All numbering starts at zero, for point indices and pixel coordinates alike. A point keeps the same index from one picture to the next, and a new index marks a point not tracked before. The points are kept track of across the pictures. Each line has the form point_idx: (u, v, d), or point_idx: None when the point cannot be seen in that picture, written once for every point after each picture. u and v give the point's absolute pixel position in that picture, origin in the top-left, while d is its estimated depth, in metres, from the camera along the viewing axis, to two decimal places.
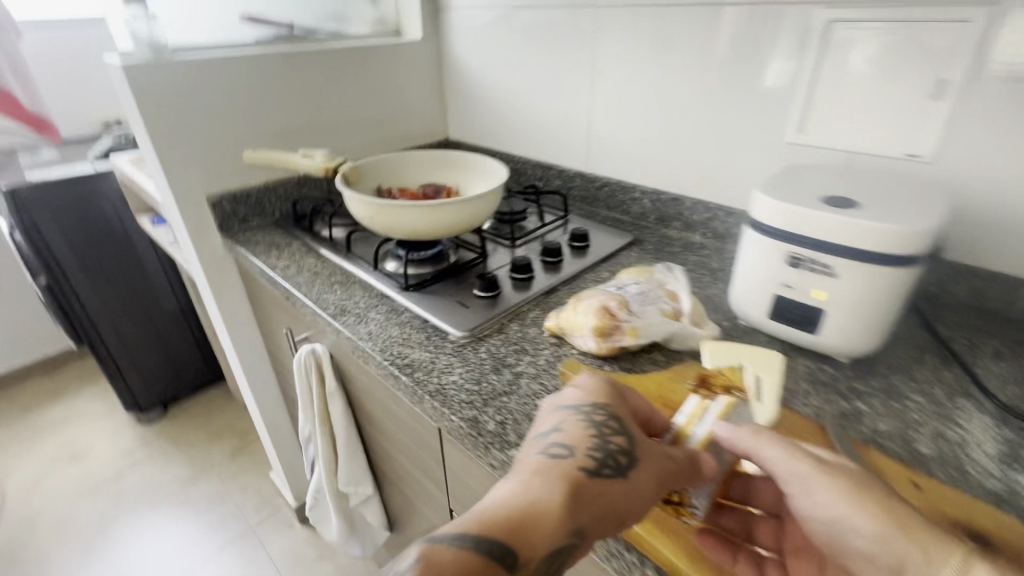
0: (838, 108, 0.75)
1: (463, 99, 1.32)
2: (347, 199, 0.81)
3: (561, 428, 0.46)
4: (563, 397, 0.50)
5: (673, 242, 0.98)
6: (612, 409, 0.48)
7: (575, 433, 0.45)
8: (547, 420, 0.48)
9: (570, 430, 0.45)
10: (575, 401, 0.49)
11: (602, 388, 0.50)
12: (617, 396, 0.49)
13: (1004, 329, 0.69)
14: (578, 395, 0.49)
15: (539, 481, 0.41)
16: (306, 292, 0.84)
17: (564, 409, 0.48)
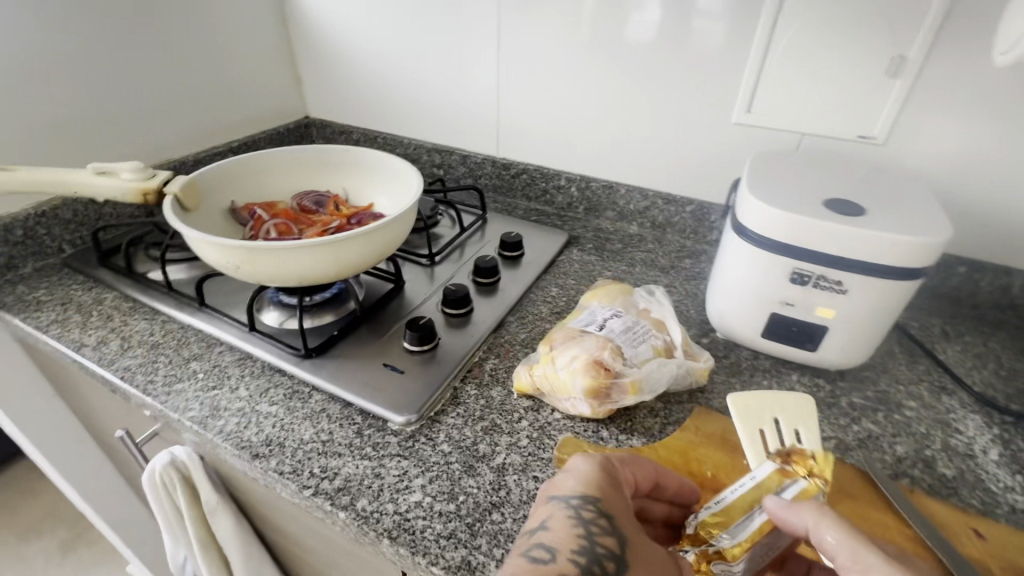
0: (788, 85, 0.68)
1: (324, 66, 1.03)
2: (194, 242, 0.54)
3: (547, 527, 0.37)
4: (552, 486, 0.40)
5: (610, 236, 0.87)
6: (615, 501, 0.38)
7: (562, 537, 0.36)
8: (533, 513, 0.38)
9: (557, 531, 0.36)
10: (572, 494, 0.38)
11: (609, 474, 0.40)
12: (613, 483, 0.39)
13: (941, 305, 0.71)
14: (574, 478, 0.39)
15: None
16: (143, 383, 0.56)
17: (554, 500, 0.38)
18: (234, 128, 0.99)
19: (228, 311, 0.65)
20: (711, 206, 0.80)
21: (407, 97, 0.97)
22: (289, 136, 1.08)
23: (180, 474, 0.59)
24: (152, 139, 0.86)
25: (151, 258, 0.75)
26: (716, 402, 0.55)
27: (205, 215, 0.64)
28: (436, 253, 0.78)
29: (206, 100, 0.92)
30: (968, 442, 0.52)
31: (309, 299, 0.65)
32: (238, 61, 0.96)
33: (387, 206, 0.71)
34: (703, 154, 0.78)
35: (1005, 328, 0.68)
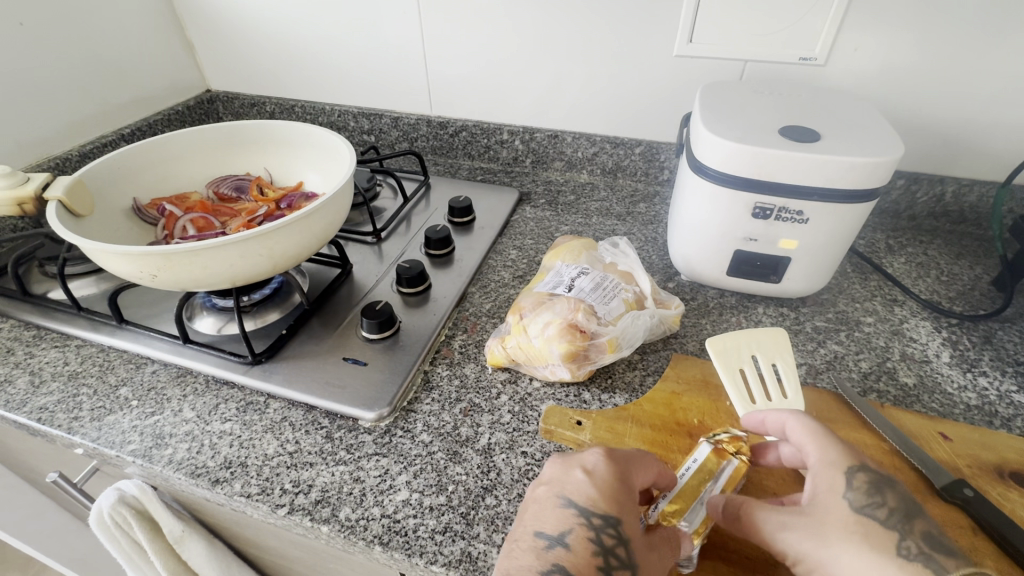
0: (728, 8, 0.64)
1: (218, 29, 0.90)
2: (94, 253, 0.45)
3: (566, 544, 0.36)
4: (566, 482, 0.38)
5: (561, 187, 0.83)
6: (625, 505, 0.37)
7: (581, 553, 0.35)
8: (546, 517, 0.37)
9: (579, 552, 0.35)
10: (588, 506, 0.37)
11: (618, 476, 0.38)
12: (626, 483, 0.38)
13: (884, 220, 0.73)
14: (590, 489, 0.37)
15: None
16: (66, 421, 0.49)
17: (570, 507, 0.37)
18: (122, 111, 0.85)
19: (154, 325, 0.57)
20: (661, 146, 0.78)
21: (319, 58, 0.87)
22: (191, 114, 0.95)
23: (133, 509, 0.53)
24: (20, 134, 0.73)
25: (49, 275, 0.65)
26: (691, 346, 0.55)
27: (103, 219, 0.55)
28: (381, 229, 0.72)
29: (79, 81, 0.79)
30: (923, 349, 0.55)
31: (246, 299, 0.58)
32: (110, 32, 0.81)
33: (318, 183, 0.64)
34: (647, 92, 0.75)
35: (940, 234, 0.72)
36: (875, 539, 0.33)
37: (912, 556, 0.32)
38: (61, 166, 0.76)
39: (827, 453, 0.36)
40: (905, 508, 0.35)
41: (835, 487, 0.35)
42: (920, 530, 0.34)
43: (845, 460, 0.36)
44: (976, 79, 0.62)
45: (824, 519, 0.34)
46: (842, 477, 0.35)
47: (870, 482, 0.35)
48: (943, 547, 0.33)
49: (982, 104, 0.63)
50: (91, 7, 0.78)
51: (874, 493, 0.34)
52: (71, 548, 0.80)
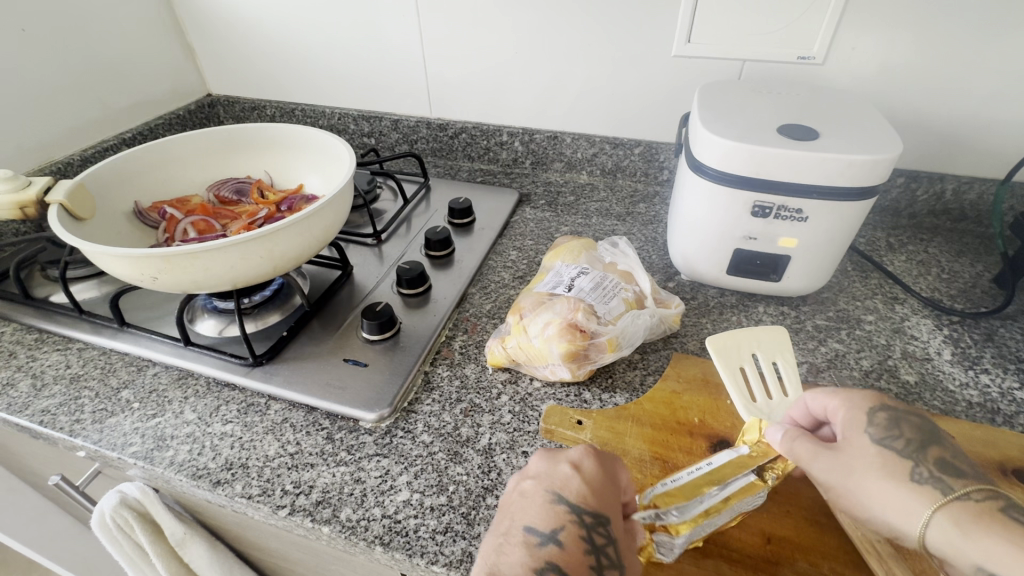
0: (726, 8, 0.65)
1: (218, 33, 0.90)
2: (95, 256, 0.46)
3: (558, 538, 0.35)
4: (557, 480, 0.38)
5: (561, 188, 0.83)
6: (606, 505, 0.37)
7: (573, 548, 0.35)
8: (536, 511, 0.37)
9: (569, 548, 0.35)
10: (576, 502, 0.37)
11: (602, 477, 0.39)
12: (612, 484, 0.38)
13: (884, 218, 0.73)
14: (579, 485, 0.38)
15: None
16: (68, 424, 0.49)
17: (561, 504, 0.37)
18: (123, 116, 0.86)
19: (155, 328, 0.58)
20: (660, 146, 0.78)
21: (320, 61, 0.87)
22: (192, 119, 0.96)
23: (134, 512, 0.53)
24: (21, 139, 0.73)
25: (51, 279, 0.65)
26: (692, 345, 0.55)
27: (104, 222, 0.56)
28: (382, 231, 0.72)
29: (80, 85, 0.79)
30: (924, 346, 0.55)
31: (247, 301, 0.58)
32: (111, 37, 0.82)
33: (318, 186, 0.64)
34: (646, 92, 0.75)
35: (941, 232, 0.72)
36: (896, 465, 0.33)
37: (923, 480, 0.32)
38: (62, 171, 0.77)
39: (850, 398, 0.38)
40: (920, 437, 0.34)
41: (860, 423, 0.36)
42: (934, 455, 0.33)
43: (867, 401, 0.37)
44: (975, 77, 0.62)
45: (851, 450, 0.35)
46: (865, 415, 0.36)
47: (890, 418, 0.36)
48: (954, 470, 0.32)
49: (981, 101, 0.63)
50: (93, 14, 0.79)
51: (893, 427, 0.35)
52: (74, 551, 0.81)
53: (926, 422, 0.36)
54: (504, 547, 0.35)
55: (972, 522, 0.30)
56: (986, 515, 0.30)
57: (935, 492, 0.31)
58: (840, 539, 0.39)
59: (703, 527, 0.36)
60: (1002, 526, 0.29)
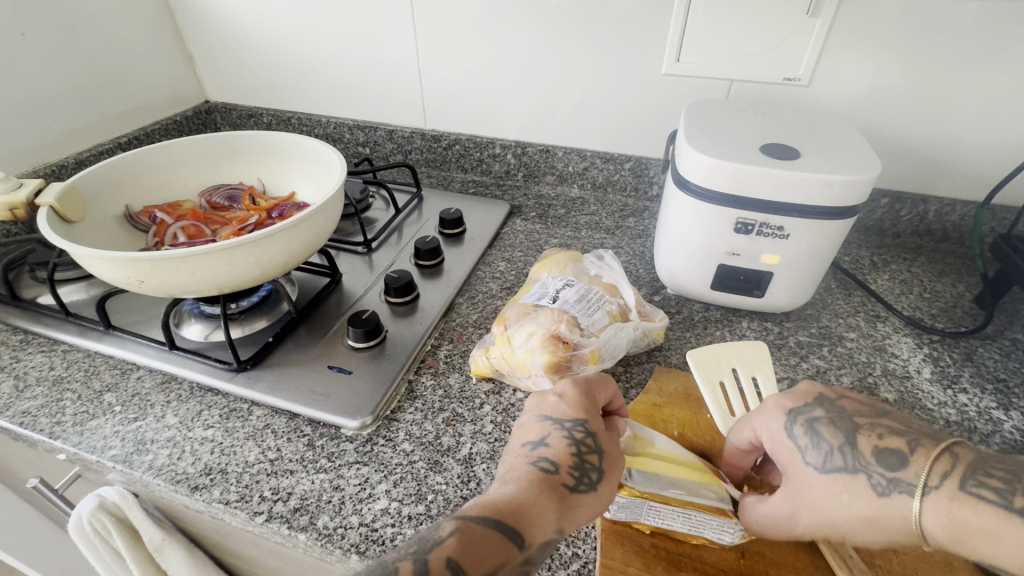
0: (715, 29, 0.66)
1: (218, 41, 0.91)
2: (82, 258, 0.46)
3: (546, 442, 0.40)
4: (541, 406, 0.42)
5: (552, 201, 0.84)
6: (585, 414, 0.41)
7: (559, 446, 0.39)
8: (529, 430, 0.41)
9: (556, 446, 0.39)
10: (561, 414, 0.41)
11: (579, 388, 0.43)
12: (589, 396, 0.43)
13: (868, 237, 0.74)
14: (560, 403, 0.42)
15: (524, 488, 0.36)
16: (48, 426, 0.49)
17: (546, 420, 0.41)
18: (119, 119, 0.87)
19: (140, 331, 0.58)
20: (650, 162, 0.80)
21: (317, 71, 0.88)
22: (189, 124, 0.97)
23: (112, 516, 0.53)
24: (16, 140, 0.73)
25: (39, 280, 0.65)
26: (674, 359, 0.55)
27: (94, 225, 0.56)
28: (373, 239, 0.73)
29: (78, 89, 0.80)
30: (904, 364, 0.55)
31: (234, 306, 0.58)
32: (110, 42, 0.83)
33: (309, 194, 0.65)
34: (637, 109, 0.76)
35: (924, 252, 0.73)
36: (851, 482, 0.36)
37: (887, 488, 0.35)
38: (56, 173, 0.77)
39: (769, 426, 0.40)
40: (843, 436, 0.37)
41: (795, 453, 0.38)
42: (867, 447, 0.36)
43: (784, 415, 0.40)
44: (956, 102, 0.64)
45: (811, 487, 0.37)
46: (790, 442, 0.39)
47: (809, 431, 0.38)
48: (896, 456, 0.35)
49: (961, 125, 0.65)
50: (93, 19, 0.80)
51: (817, 441, 0.38)
52: (51, 555, 0.80)
53: (832, 412, 0.39)
54: (505, 461, 0.40)
55: (946, 509, 0.32)
56: (952, 495, 0.32)
57: (906, 498, 0.34)
58: (813, 555, 0.39)
59: (652, 509, 0.39)
60: (975, 503, 0.32)
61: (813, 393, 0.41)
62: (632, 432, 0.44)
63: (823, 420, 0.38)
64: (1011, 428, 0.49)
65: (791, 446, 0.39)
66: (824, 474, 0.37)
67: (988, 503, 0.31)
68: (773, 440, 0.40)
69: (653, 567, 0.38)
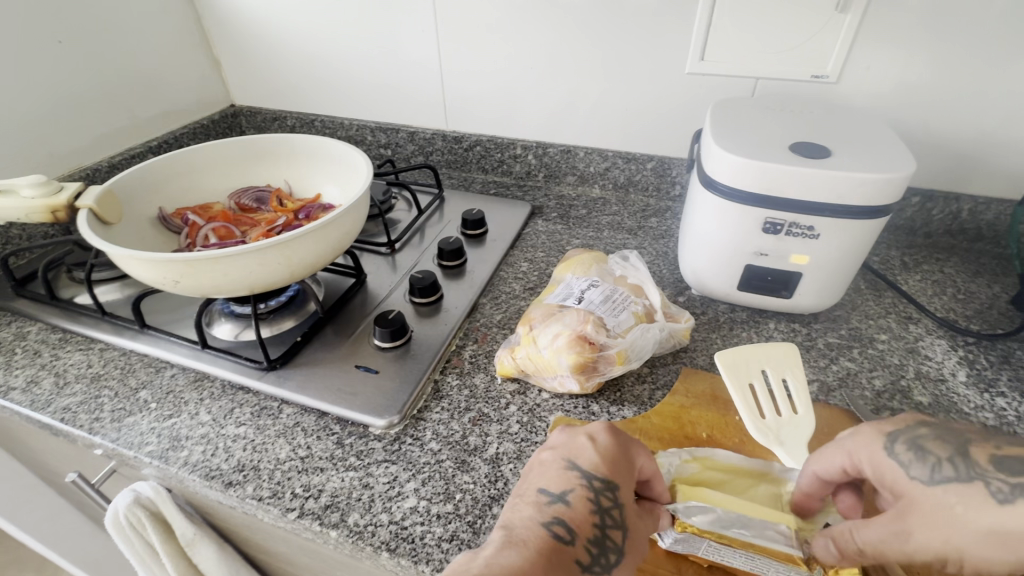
0: (740, 26, 0.65)
1: (244, 46, 0.93)
2: (121, 259, 0.47)
3: (567, 501, 0.37)
4: (574, 452, 0.40)
5: (573, 201, 0.84)
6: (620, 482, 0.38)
7: (581, 510, 0.37)
8: (552, 479, 0.39)
9: (577, 508, 0.37)
10: (590, 475, 0.38)
11: (616, 451, 0.39)
12: (628, 460, 0.39)
13: (898, 237, 0.73)
14: (592, 456, 0.39)
15: (537, 558, 0.34)
16: (87, 421, 0.50)
17: (574, 473, 0.38)
18: (148, 123, 0.89)
19: (173, 330, 0.59)
20: (672, 161, 0.79)
21: (340, 73, 0.89)
22: (215, 128, 0.99)
23: (146, 510, 0.55)
24: (54, 145, 0.76)
25: (76, 280, 0.67)
26: (701, 360, 0.55)
27: (130, 226, 0.57)
28: (396, 240, 0.74)
29: (110, 93, 0.82)
30: (938, 367, 0.54)
31: (264, 306, 0.60)
32: (140, 47, 0.85)
33: (335, 195, 0.66)
34: (658, 107, 0.76)
35: (956, 252, 0.71)
36: (964, 490, 0.30)
37: (1011, 496, 0.28)
38: (91, 176, 0.80)
39: (864, 445, 0.35)
40: (953, 448, 0.32)
41: (895, 468, 0.33)
42: (984, 455, 0.31)
43: (881, 432, 0.35)
44: (992, 97, 0.62)
45: (916, 503, 0.32)
46: (889, 456, 0.34)
47: (912, 446, 0.33)
48: (1020, 463, 0.29)
49: (996, 121, 0.63)
50: (125, 26, 0.82)
51: (919, 451, 0.33)
52: (84, 548, 0.82)
53: (938, 429, 0.34)
54: (519, 508, 0.38)
55: None
56: None
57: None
58: None
59: (710, 547, 0.36)
60: None
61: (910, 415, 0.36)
62: (690, 455, 0.43)
63: (922, 432, 0.34)
64: None
65: (890, 458, 0.34)
66: (934, 490, 0.31)
67: None
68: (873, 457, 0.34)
69: (683, 567, 0.39)
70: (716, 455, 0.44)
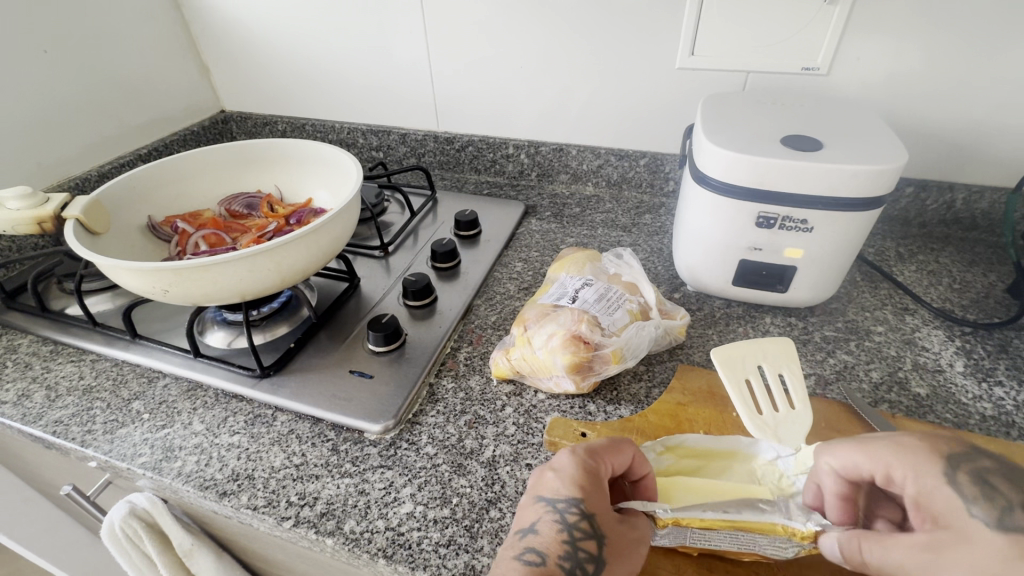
0: (729, 20, 0.65)
1: (232, 52, 0.93)
2: (108, 269, 0.47)
3: (536, 529, 0.36)
4: (540, 485, 0.39)
5: (566, 200, 0.84)
6: (587, 496, 0.37)
7: (549, 534, 0.36)
8: (524, 512, 0.38)
9: (545, 534, 0.36)
10: (555, 495, 0.37)
11: (579, 469, 0.38)
12: (594, 477, 0.38)
13: (893, 228, 0.72)
14: (556, 481, 0.38)
15: None
16: (79, 434, 0.50)
17: (542, 503, 0.38)
18: (137, 132, 0.88)
19: (165, 339, 0.58)
20: (665, 157, 0.79)
21: (330, 76, 0.89)
22: (205, 135, 0.98)
23: (142, 521, 0.54)
24: (42, 155, 0.75)
25: (67, 291, 0.66)
26: (697, 357, 0.54)
27: (118, 236, 0.57)
28: (390, 243, 0.73)
29: (98, 103, 0.81)
30: (935, 357, 0.54)
31: (256, 312, 0.59)
32: (127, 55, 0.84)
33: (326, 199, 0.65)
34: (650, 103, 0.75)
35: (952, 242, 0.71)
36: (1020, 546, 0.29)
37: None
38: (80, 186, 0.79)
39: (914, 463, 0.34)
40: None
41: (953, 499, 0.32)
42: None
43: (949, 461, 0.34)
44: (984, 86, 0.62)
45: (960, 538, 0.31)
46: (950, 485, 0.33)
47: (978, 480, 0.32)
48: None
49: (989, 109, 0.63)
50: (111, 34, 0.82)
51: (985, 490, 0.32)
52: (83, 560, 0.81)
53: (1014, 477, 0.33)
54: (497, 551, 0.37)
55: None
56: None
57: None
58: None
59: (695, 534, 0.37)
60: None
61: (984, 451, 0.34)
62: (663, 445, 0.43)
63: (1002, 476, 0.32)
64: None
65: (948, 489, 0.33)
66: (984, 532, 0.30)
67: None
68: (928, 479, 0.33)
69: (682, 567, 0.38)
70: (685, 439, 0.43)
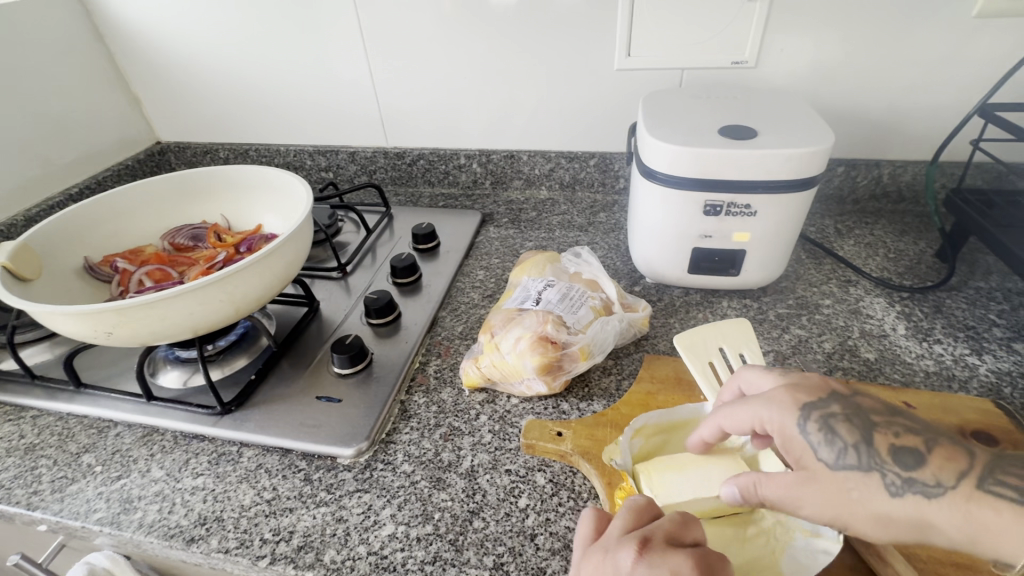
0: (661, 22, 0.68)
1: (164, 81, 0.89)
2: (42, 315, 0.44)
3: None
4: None
5: (522, 205, 0.85)
6: None
7: None
8: None
9: None
10: None
11: None
12: None
13: (830, 206, 0.77)
14: None
15: None
16: (25, 497, 0.46)
17: None
18: (66, 170, 0.83)
19: (115, 385, 0.55)
20: (614, 156, 0.81)
21: (271, 99, 0.87)
22: (141, 168, 0.94)
23: None
24: None
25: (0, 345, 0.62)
26: (662, 346, 0.56)
27: (53, 281, 0.53)
28: (347, 263, 0.72)
29: (18, 140, 0.77)
30: (880, 323, 0.57)
31: (211, 347, 0.57)
32: (47, 90, 0.80)
33: (276, 224, 0.64)
34: (594, 106, 0.78)
35: (884, 215, 0.75)
36: (864, 481, 0.32)
37: (901, 489, 0.31)
38: (5, 233, 0.74)
39: (778, 418, 0.35)
40: (860, 434, 0.33)
41: (807, 450, 0.33)
42: (883, 445, 0.32)
43: (796, 407, 0.34)
44: (895, 69, 0.67)
45: (820, 481, 0.33)
46: (802, 435, 0.33)
47: (824, 427, 0.33)
48: (913, 456, 0.31)
49: (903, 90, 0.68)
50: (28, 70, 0.77)
51: (831, 435, 0.33)
52: None
53: (850, 408, 0.34)
54: None
55: (964, 511, 0.29)
56: (969, 495, 0.29)
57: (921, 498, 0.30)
58: None
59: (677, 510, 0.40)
60: (989, 501, 0.28)
61: (825, 387, 0.35)
62: (633, 428, 0.44)
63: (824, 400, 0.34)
64: (986, 371, 0.51)
65: (797, 433, 0.34)
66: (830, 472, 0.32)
67: (1009, 502, 0.28)
68: (784, 429, 0.34)
69: None
70: (651, 417, 0.44)
